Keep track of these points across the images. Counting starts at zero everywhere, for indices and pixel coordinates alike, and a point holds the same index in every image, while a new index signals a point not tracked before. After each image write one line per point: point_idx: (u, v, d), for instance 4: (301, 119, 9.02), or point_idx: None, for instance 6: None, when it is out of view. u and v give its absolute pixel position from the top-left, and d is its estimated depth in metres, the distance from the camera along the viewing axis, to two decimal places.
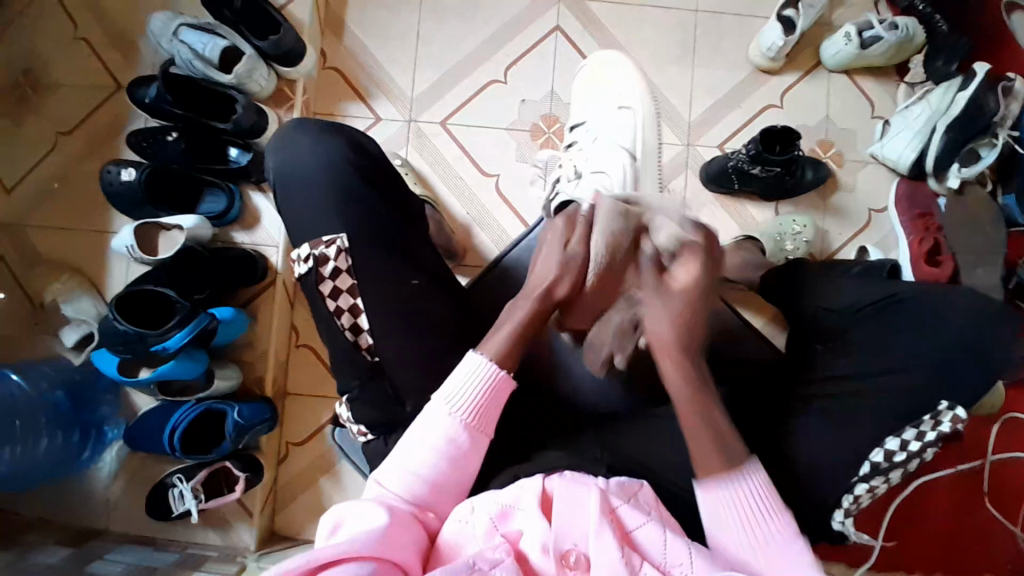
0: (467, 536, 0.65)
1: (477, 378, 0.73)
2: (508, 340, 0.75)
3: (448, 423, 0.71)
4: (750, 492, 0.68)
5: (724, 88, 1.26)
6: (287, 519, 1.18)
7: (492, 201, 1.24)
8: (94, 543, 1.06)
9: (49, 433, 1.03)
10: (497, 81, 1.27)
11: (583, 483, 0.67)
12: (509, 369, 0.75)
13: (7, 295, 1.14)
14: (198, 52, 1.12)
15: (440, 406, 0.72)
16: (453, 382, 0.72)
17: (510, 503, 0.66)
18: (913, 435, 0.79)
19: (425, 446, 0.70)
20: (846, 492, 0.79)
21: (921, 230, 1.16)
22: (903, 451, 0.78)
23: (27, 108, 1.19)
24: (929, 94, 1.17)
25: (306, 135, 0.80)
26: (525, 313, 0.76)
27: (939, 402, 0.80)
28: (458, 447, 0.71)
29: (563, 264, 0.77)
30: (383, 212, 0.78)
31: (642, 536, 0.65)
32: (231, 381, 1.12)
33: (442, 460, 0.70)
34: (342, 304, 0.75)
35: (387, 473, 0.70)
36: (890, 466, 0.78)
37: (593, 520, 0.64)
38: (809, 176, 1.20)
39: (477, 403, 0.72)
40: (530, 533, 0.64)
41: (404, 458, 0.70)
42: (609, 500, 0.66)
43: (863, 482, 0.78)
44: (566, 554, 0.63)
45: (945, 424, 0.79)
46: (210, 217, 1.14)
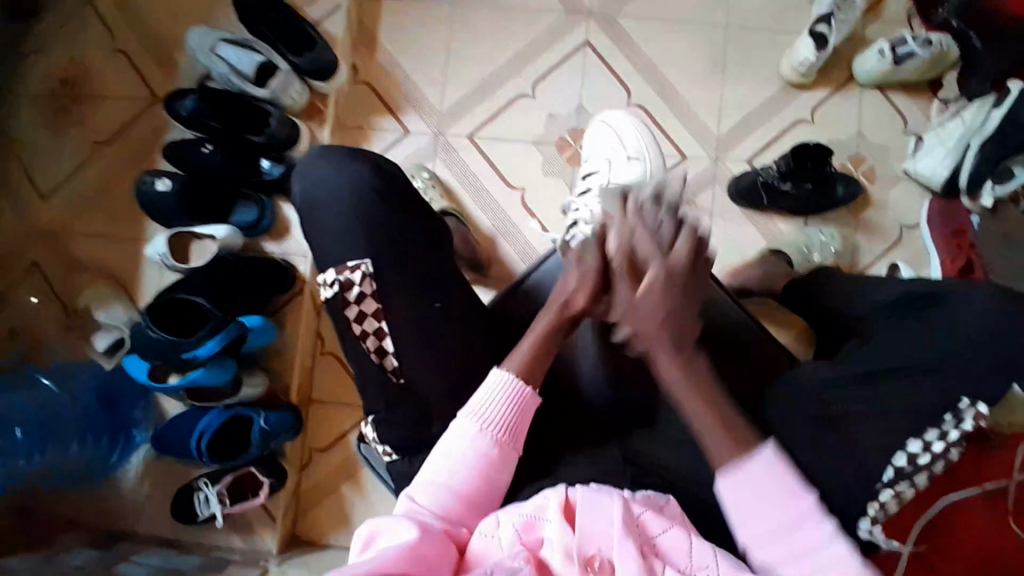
0: (491, 547, 0.64)
1: (503, 392, 0.74)
2: (527, 356, 0.76)
3: (476, 437, 0.71)
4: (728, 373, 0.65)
5: (753, 103, 1.25)
6: (309, 524, 1.19)
7: (518, 214, 1.25)
8: (123, 544, 1.08)
9: (80, 437, 1.07)
10: (525, 95, 1.28)
11: (606, 492, 0.66)
12: (533, 386, 0.76)
13: (48, 301, 1.19)
14: (235, 67, 1.16)
15: (468, 420, 0.73)
16: (479, 396, 0.74)
17: (533, 513, 0.65)
18: (936, 435, 0.69)
19: (454, 459, 0.71)
20: (870, 499, 0.69)
21: (954, 249, 1.12)
22: (926, 453, 0.69)
23: (70, 119, 1.23)
24: (963, 111, 1.16)
25: (329, 157, 0.82)
26: (545, 326, 0.78)
27: (960, 399, 0.70)
28: (487, 460, 0.71)
29: (580, 276, 0.78)
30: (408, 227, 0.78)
31: (667, 543, 0.64)
32: (258, 388, 1.13)
33: (471, 472, 0.71)
34: (368, 328, 0.77)
35: (419, 488, 0.70)
36: (914, 470, 0.69)
37: (616, 527, 0.63)
38: (840, 190, 1.17)
39: (505, 417, 0.73)
40: (553, 537, 0.63)
41: (432, 470, 0.71)
42: (631, 510, 0.65)
43: (886, 488, 0.69)
44: (590, 560, 0.61)
45: (968, 422, 0.69)
46: (243, 227, 1.17)
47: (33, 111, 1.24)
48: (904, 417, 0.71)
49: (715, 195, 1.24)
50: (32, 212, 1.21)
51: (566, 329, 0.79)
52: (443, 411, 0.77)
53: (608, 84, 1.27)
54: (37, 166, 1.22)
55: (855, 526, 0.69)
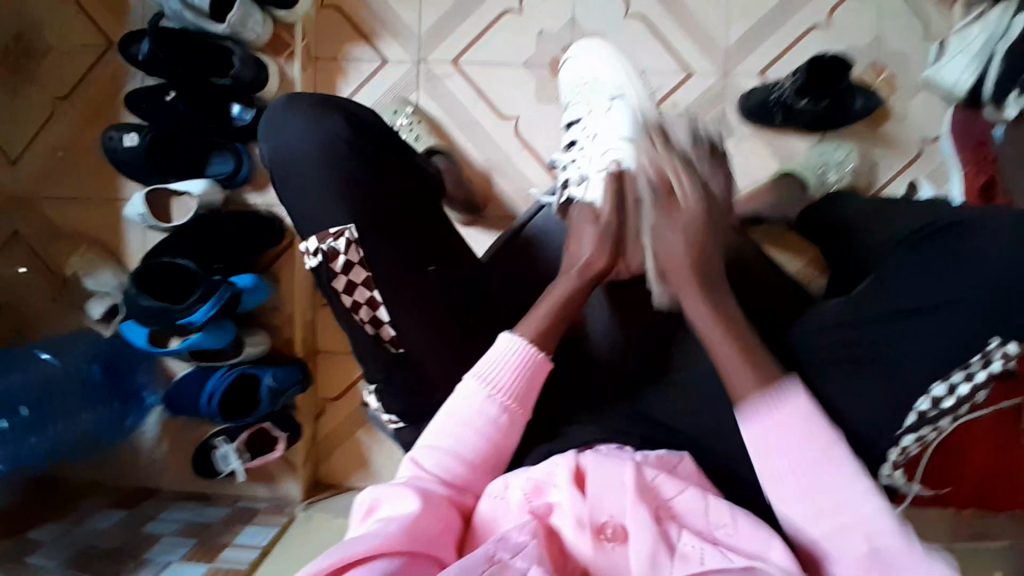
0: (502, 511, 0.64)
1: (511, 359, 0.71)
2: (546, 315, 0.73)
3: (482, 401, 0.69)
4: (789, 411, 0.61)
5: (763, 8, 1.13)
6: (329, 470, 1.22)
7: (512, 146, 1.17)
8: (150, 504, 1.13)
9: (88, 408, 1.07)
10: (511, 11, 1.15)
11: (617, 459, 0.65)
12: (546, 351, 0.72)
13: (36, 270, 1.16)
14: (187, 1, 1.02)
15: (474, 384, 0.70)
16: (485, 360, 0.71)
17: (543, 478, 0.65)
18: (963, 377, 0.62)
19: (461, 424, 0.69)
20: (891, 448, 0.66)
21: (977, 160, 1.04)
22: (951, 396, 0.63)
23: (17, 72, 1.13)
24: (989, 11, 1.01)
25: (300, 111, 0.73)
26: (566, 289, 0.74)
27: (990, 338, 0.60)
28: (497, 427, 0.69)
29: (600, 236, 0.74)
30: (390, 198, 0.72)
31: (682, 505, 0.62)
32: (260, 347, 1.12)
33: (478, 437, 0.68)
34: (360, 298, 0.72)
35: (421, 450, 0.68)
36: (937, 413, 0.64)
37: (628, 494, 0.61)
38: (859, 105, 1.10)
39: (514, 383, 0.70)
40: (564, 505, 0.62)
41: (437, 433, 0.69)
42: (643, 475, 0.64)
43: (909, 433, 0.65)
44: (602, 527, 0.61)
45: (997, 362, 0.61)
46: (221, 178, 1.10)
47: None
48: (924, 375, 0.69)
49: (724, 115, 1.16)
50: (2, 180, 1.15)
51: (586, 288, 0.75)
52: (449, 382, 0.75)
53: None
54: None
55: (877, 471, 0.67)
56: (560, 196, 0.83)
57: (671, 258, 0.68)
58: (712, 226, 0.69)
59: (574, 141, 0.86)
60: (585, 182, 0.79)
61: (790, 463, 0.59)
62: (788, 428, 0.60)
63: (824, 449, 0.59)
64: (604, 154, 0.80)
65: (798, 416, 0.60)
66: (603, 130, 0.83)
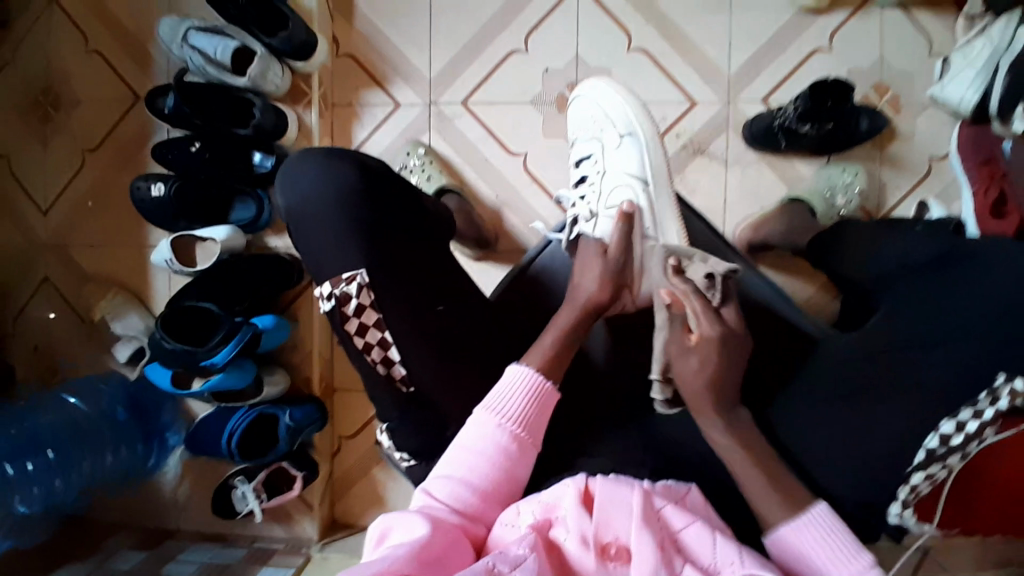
0: (512, 532, 0.64)
1: (522, 388, 0.72)
2: (552, 345, 0.75)
3: (496, 431, 0.69)
4: (816, 527, 0.63)
5: (764, 36, 1.16)
6: (346, 509, 1.22)
7: (522, 181, 1.20)
8: (169, 544, 1.13)
9: (113, 449, 1.10)
10: (518, 51, 1.19)
11: (627, 484, 0.64)
12: (555, 380, 0.73)
13: (64, 316, 1.20)
14: (209, 56, 1.09)
15: (486, 414, 0.70)
16: (497, 390, 0.72)
17: (553, 502, 0.65)
18: (970, 415, 0.70)
19: (471, 454, 0.69)
20: (901, 485, 0.72)
21: (986, 180, 1.00)
22: (960, 433, 0.70)
23: (50, 127, 1.19)
24: (989, 27, 1.03)
25: (311, 162, 0.73)
26: (568, 321, 0.76)
27: (995, 375, 0.71)
28: (510, 454, 0.69)
29: (604, 275, 0.78)
30: (398, 233, 0.74)
31: (690, 537, 0.62)
32: (280, 386, 1.14)
33: (492, 465, 0.68)
34: (371, 340, 0.72)
35: (435, 481, 0.68)
36: (947, 451, 0.71)
37: (634, 518, 0.61)
38: (864, 126, 1.11)
39: (525, 411, 0.71)
40: (570, 525, 0.62)
41: (449, 463, 0.69)
42: (652, 501, 0.64)
43: (919, 469, 0.71)
44: (606, 547, 0.61)
45: (1004, 400, 0.70)
46: (242, 225, 1.14)
47: (14, 124, 1.20)
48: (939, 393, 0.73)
49: (729, 141, 1.17)
50: (32, 228, 1.20)
51: (587, 321, 0.77)
52: (460, 413, 0.76)
53: (606, 29, 1.18)
54: (30, 179, 1.20)
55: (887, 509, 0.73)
56: (569, 233, 0.85)
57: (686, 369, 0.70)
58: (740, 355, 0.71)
59: (585, 176, 0.87)
60: (594, 219, 0.83)
61: (818, 535, 0.62)
62: (801, 536, 0.63)
63: (819, 529, 0.63)
64: (616, 190, 0.83)
65: (822, 525, 0.63)
66: (612, 166, 0.85)
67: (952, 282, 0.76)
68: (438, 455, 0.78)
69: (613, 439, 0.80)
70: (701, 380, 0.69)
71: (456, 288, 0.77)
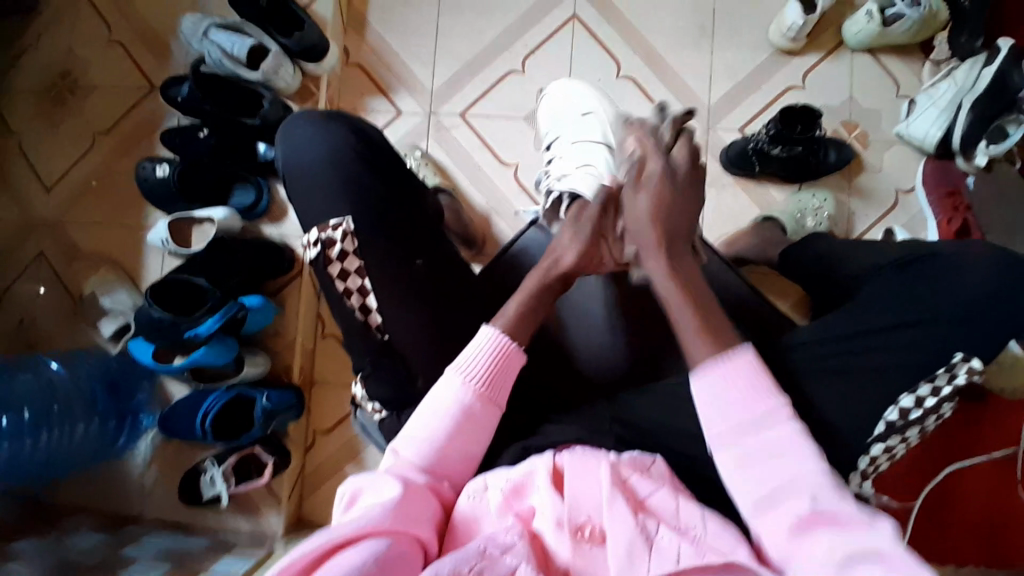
0: (483, 511, 0.65)
1: (485, 348, 0.73)
2: (517, 311, 0.77)
3: (459, 390, 0.71)
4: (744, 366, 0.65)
5: (742, 71, 1.25)
6: (314, 505, 1.20)
7: (512, 189, 1.26)
8: (131, 528, 1.10)
9: (85, 420, 1.09)
10: (514, 71, 1.28)
11: (594, 458, 0.66)
12: (520, 343, 0.75)
13: (51, 290, 1.21)
14: (227, 51, 1.16)
15: (452, 374, 0.72)
16: (463, 351, 0.73)
17: (522, 480, 0.66)
18: (929, 391, 0.78)
19: (432, 418, 0.70)
20: (862, 455, 0.79)
21: (950, 209, 1.13)
22: (919, 408, 0.78)
23: (64, 109, 1.25)
24: (955, 70, 1.13)
25: (308, 124, 0.81)
26: (533, 283, 0.79)
27: (953, 354, 0.79)
28: (471, 415, 0.71)
29: (577, 235, 0.79)
30: (382, 194, 0.78)
31: (656, 504, 0.64)
32: (260, 368, 1.15)
33: (454, 425, 0.70)
34: (352, 286, 0.76)
35: (402, 442, 0.70)
36: (905, 424, 0.79)
37: (604, 491, 0.63)
38: (832, 157, 1.18)
39: (489, 372, 0.73)
40: (544, 507, 0.64)
41: (414, 425, 0.70)
42: (620, 472, 0.65)
43: (879, 442, 0.79)
44: (580, 527, 0.62)
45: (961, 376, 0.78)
46: (240, 210, 1.18)
47: (30, 105, 1.26)
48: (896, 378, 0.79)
49: (708, 165, 1.25)
50: (33, 205, 1.24)
51: (555, 288, 0.79)
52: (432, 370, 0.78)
53: (597, 57, 1.27)
54: (37, 157, 1.25)
55: (849, 477, 0.80)
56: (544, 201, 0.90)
57: (643, 237, 0.73)
58: (682, 203, 0.74)
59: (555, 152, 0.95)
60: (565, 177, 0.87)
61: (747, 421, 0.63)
62: (737, 376, 0.65)
63: (769, 415, 0.63)
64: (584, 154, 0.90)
65: (748, 370, 0.65)
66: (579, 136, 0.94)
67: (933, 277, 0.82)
68: (407, 409, 0.79)
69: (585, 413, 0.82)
70: (647, 211, 0.73)
71: (440, 254, 0.81)
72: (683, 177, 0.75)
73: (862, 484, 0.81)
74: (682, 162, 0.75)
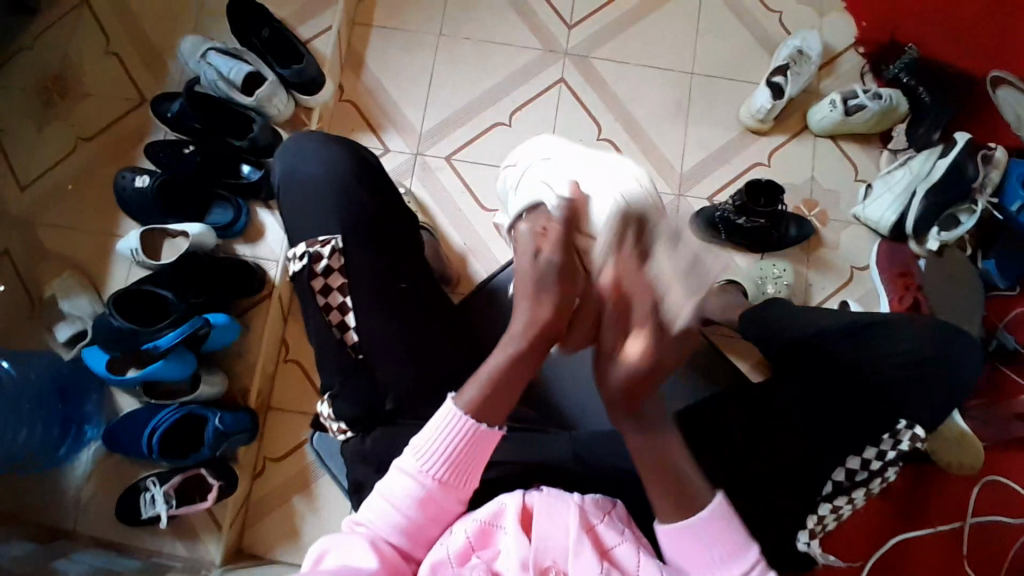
0: (443, 558, 0.65)
1: (446, 431, 0.67)
2: (499, 365, 0.68)
3: (417, 479, 0.67)
4: (710, 526, 0.64)
5: (714, 144, 1.32)
6: (255, 536, 1.16)
7: (489, 234, 1.29)
8: (60, 544, 1.04)
9: (29, 426, 1.05)
10: (501, 123, 1.34)
11: (562, 499, 0.67)
12: (489, 420, 0.68)
13: (8, 287, 1.17)
14: (223, 74, 1.20)
15: (409, 459, 0.68)
16: (423, 433, 0.68)
17: (491, 522, 0.66)
18: (874, 454, 0.83)
19: (390, 502, 0.67)
20: (810, 512, 0.82)
21: (901, 289, 1.19)
22: (864, 469, 0.83)
23: (51, 112, 1.26)
24: (910, 160, 1.23)
25: (317, 144, 0.94)
26: (497, 366, 0.68)
27: (898, 421, 0.84)
28: (430, 506, 0.67)
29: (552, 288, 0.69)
30: (369, 222, 0.89)
31: (620, 552, 0.66)
32: (216, 387, 1.12)
33: (413, 514, 0.67)
34: (333, 301, 0.85)
35: (366, 512, 0.68)
36: (851, 484, 0.83)
37: (571, 536, 0.64)
38: (792, 233, 1.25)
39: (448, 461, 0.67)
40: (510, 550, 0.64)
41: (376, 503, 0.67)
42: (586, 515, 0.67)
43: (826, 502, 0.82)
44: (545, 571, 0.63)
45: (906, 443, 0.83)
46: (216, 227, 1.18)
47: (16, 102, 1.25)
48: (844, 449, 0.83)
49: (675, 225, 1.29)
50: (4, 202, 1.22)
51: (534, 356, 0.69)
52: (393, 380, 0.83)
53: (581, 118, 1.34)
54: (15, 155, 1.24)
55: (797, 538, 0.81)
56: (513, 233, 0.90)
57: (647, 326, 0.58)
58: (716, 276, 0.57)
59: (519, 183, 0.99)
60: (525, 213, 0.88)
61: (713, 563, 0.64)
62: (701, 536, 0.64)
63: (737, 551, 0.64)
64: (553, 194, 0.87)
65: (713, 522, 0.64)
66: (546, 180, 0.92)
67: (877, 345, 0.88)
68: (374, 428, 0.83)
69: (544, 449, 0.82)
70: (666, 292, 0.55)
71: (420, 276, 0.90)
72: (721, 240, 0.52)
73: (809, 547, 0.81)
74: None
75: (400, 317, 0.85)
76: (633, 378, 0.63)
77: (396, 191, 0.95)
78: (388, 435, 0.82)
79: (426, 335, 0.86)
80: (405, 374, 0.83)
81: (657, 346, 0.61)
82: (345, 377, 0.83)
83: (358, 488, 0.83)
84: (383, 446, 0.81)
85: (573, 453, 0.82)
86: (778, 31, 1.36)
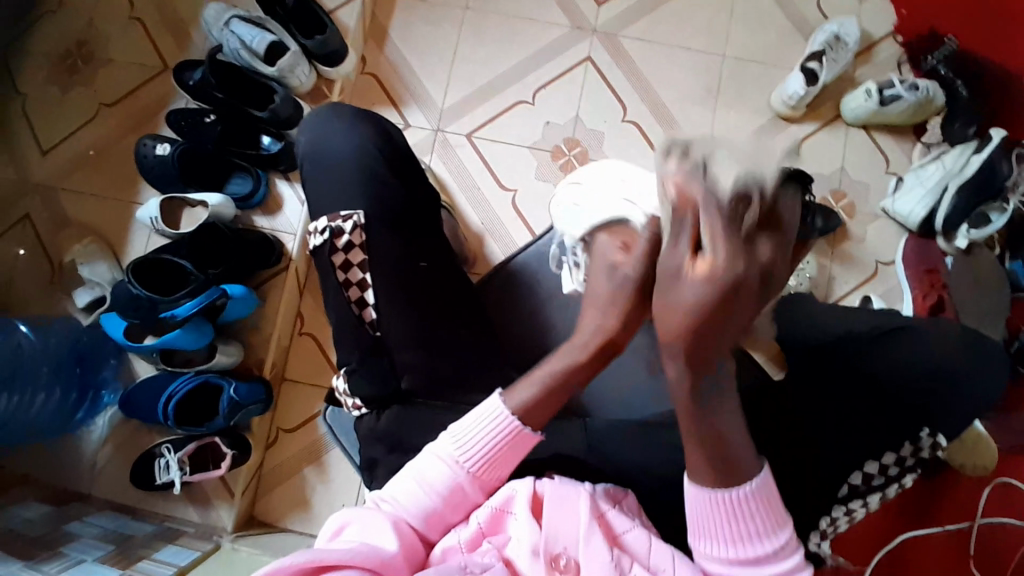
0: (456, 544, 0.65)
1: (490, 422, 0.69)
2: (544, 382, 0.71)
3: (452, 465, 0.68)
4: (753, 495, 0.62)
5: (741, 130, 1.29)
6: (266, 506, 1.17)
7: (508, 215, 1.27)
8: (78, 506, 1.07)
9: (48, 390, 1.07)
10: (524, 102, 1.31)
11: (573, 487, 0.67)
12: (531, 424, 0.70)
13: (30, 253, 1.19)
14: (246, 43, 1.18)
15: (447, 445, 0.69)
16: (464, 421, 0.70)
17: (502, 507, 0.66)
18: (893, 459, 0.82)
19: (421, 485, 0.68)
20: (823, 513, 0.82)
21: (926, 286, 1.18)
22: (881, 474, 0.82)
23: (74, 77, 1.25)
24: (944, 155, 1.20)
25: (338, 118, 0.92)
26: (551, 373, 0.72)
27: (921, 428, 0.82)
28: (460, 494, 0.68)
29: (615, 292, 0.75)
30: (388, 199, 0.88)
31: (631, 539, 0.65)
32: (232, 358, 1.13)
33: (439, 499, 0.67)
34: (353, 278, 0.85)
35: (389, 495, 0.68)
36: (867, 489, 0.82)
37: (582, 523, 0.64)
38: (819, 225, 1.20)
39: (486, 453, 0.69)
40: (521, 534, 0.64)
41: (401, 487, 0.68)
42: (596, 504, 0.67)
43: (840, 503, 0.82)
44: (556, 557, 0.62)
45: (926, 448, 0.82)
46: (235, 198, 1.17)
47: (40, 69, 1.26)
48: (861, 448, 0.82)
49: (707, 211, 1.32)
50: (28, 167, 1.23)
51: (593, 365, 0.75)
52: (409, 359, 0.83)
53: (606, 100, 1.31)
54: (39, 120, 1.24)
55: (808, 538, 0.83)
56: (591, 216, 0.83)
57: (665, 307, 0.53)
58: (749, 297, 0.50)
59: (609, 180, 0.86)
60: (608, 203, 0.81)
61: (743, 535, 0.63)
62: (736, 504, 0.62)
63: (771, 529, 0.63)
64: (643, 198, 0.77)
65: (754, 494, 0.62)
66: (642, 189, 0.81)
67: (902, 345, 0.86)
68: (388, 407, 0.83)
69: (557, 434, 0.82)
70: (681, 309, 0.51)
71: (440, 256, 0.89)
72: (731, 287, 0.49)
73: (819, 548, 0.82)
74: (706, 270, 0.50)
75: (417, 297, 0.85)
76: (702, 305, 0.50)
77: (417, 168, 0.94)
78: (402, 415, 0.82)
79: (443, 316, 0.85)
80: (420, 354, 0.83)
81: (731, 264, 0.50)
82: (364, 356, 0.83)
83: (370, 466, 0.83)
84: (396, 425, 0.81)
85: (586, 441, 0.82)
86: (814, 14, 1.31)
